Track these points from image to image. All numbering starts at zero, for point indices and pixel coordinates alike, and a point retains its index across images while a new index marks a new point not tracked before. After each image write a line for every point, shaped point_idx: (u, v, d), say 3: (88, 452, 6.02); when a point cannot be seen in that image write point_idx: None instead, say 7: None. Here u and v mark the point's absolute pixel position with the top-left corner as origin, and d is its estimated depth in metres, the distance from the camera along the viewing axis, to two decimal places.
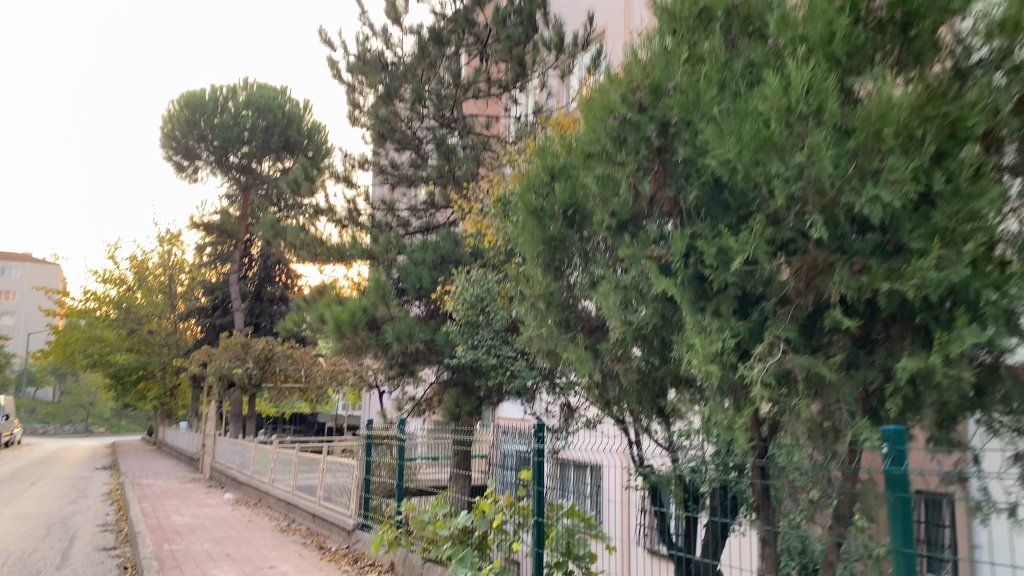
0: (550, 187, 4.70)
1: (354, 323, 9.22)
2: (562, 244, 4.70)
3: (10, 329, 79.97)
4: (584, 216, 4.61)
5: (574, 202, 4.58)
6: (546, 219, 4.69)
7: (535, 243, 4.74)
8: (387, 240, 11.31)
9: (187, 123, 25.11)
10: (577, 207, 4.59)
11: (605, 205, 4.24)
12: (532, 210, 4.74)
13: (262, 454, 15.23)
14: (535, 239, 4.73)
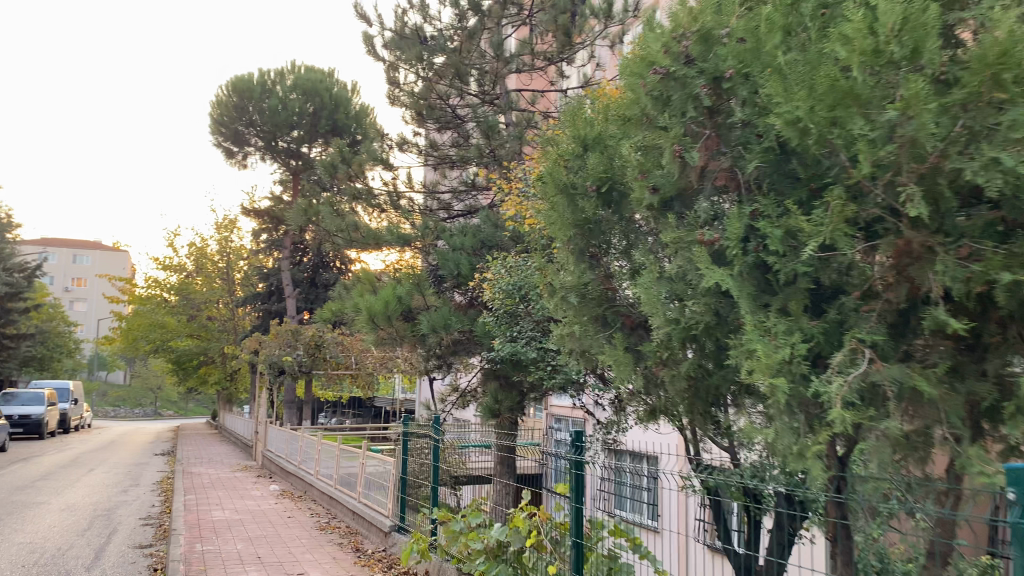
0: (583, 159, 4.09)
1: (387, 313, 8.68)
2: (599, 226, 4.09)
3: (83, 316, 82.59)
4: (622, 193, 3.98)
5: (610, 176, 3.95)
6: (578, 197, 4.06)
7: (565, 226, 4.10)
8: (426, 225, 10.63)
9: (236, 109, 25.01)
10: (614, 183, 3.94)
11: (644, 176, 3.54)
12: (561, 188, 4.10)
13: (307, 445, 14.95)
14: (565, 221, 4.09)
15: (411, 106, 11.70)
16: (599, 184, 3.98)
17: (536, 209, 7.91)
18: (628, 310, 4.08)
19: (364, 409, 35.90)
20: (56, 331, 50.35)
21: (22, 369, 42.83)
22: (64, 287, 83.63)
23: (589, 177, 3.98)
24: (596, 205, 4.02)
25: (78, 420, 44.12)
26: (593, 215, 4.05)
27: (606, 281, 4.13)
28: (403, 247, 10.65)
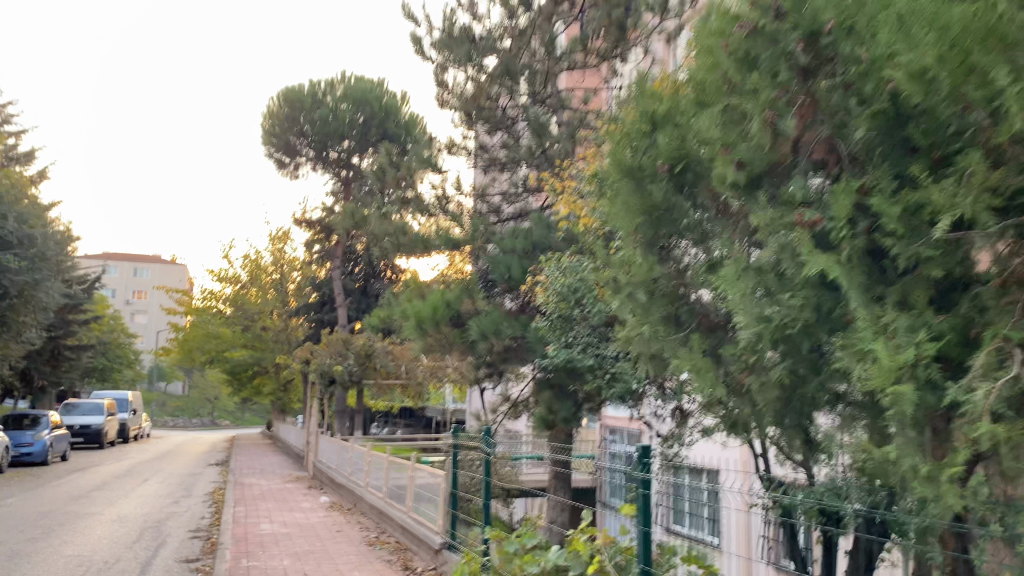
0: (652, 138, 3.63)
1: (436, 319, 8.37)
2: (669, 215, 3.63)
3: (144, 328, 84.58)
4: (697, 174, 3.52)
5: (685, 156, 3.49)
6: (646, 182, 3.63)
7: (631, 215, 3.65)
8: (476, 225, 10.40)
9: (287, 119, 24.82)
10: (689, 162, 3.50)
11: (728, 151, 3.13)
12: (626, 172, 3.65)
13: (357, 456, 14.66)
14: (632, 209, 3.64)
15: (459, 108, 11.38)
16: (671, 164, 3.55)
17: (591, 207, 7.43)
18: (704, 308, 3.72)
19: (415, 420, 35.72)
20: (116, 343, 51.37)
21: (83, 379, 43.72)
22: (126, 300, 85.73)
23: (659, 156, 3.53)
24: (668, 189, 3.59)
25: (136, 430, 44.85)
26: (664, 200, 3.60)
27: (677, 276, 3.75)
28: (452, 251, 10.43)
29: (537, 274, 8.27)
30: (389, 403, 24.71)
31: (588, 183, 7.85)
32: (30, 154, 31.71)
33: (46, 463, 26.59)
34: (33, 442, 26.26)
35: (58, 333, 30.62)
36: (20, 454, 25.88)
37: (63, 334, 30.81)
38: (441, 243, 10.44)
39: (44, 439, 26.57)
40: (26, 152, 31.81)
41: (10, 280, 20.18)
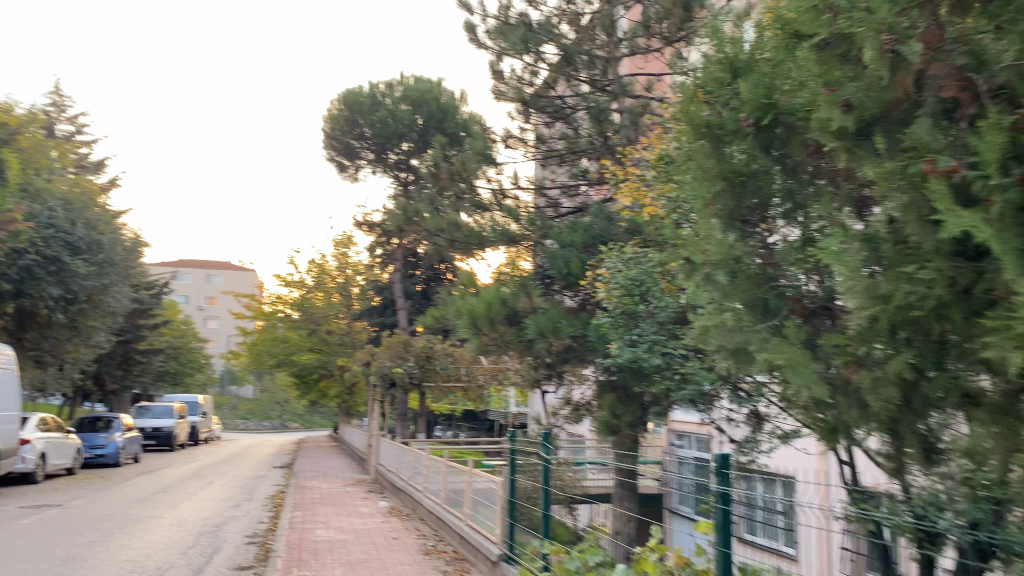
0: (733, 92, 3.91)
1: (490, 316, 7.91)
2: (752, 179, 3.84)
3: (215, 333, 86.40)
4: (786, 127, 3.73)
5: (769, 105, 3.69)
6: (726, 146, 3.87)
7: (709, 180, 3.88)
8: (537, 218, 10.03)
9: (347, 122, 24.83)
10: (778, 114, 3.69)
11: (832, 90, 3.28)
12: (708, 135, 3.91)
13: (415, 460, 14.35)
14: (709, 172, 3.88)
15: (516, 99, 10.80)
16: (755, 118, 3.76)
17: (658, 194, 6.81)
18: (797, 293, 3.77)
19: (477, 423, 35.37)
20: (187, 347, 52.40)
21: (155, 383, 44.70)
22: (199, 305, 87.82)
23: (743, 110, 3.76)
24: (750, 148, 3.80)
25: (207, 432, 45.65)
26: (747, 161, 3.80)
27: (767, 256, 3.85)
28: (509, 245, 10.02)
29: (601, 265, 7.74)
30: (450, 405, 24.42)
31: (653, 168, 7.25)
32: (101, 163, 32.45)
33: (118, 465, 27.09)
34: (106, 444, 26.81)
35: (129, 338, 31.26)
36: (94, 456, 26.45)
37: (134, 339, 31.44)
38: (497, 238, 10.01)
39: (117, 441, 27.11)
40: (97, 161, 32.56)
41: (79, 284, 20.49)
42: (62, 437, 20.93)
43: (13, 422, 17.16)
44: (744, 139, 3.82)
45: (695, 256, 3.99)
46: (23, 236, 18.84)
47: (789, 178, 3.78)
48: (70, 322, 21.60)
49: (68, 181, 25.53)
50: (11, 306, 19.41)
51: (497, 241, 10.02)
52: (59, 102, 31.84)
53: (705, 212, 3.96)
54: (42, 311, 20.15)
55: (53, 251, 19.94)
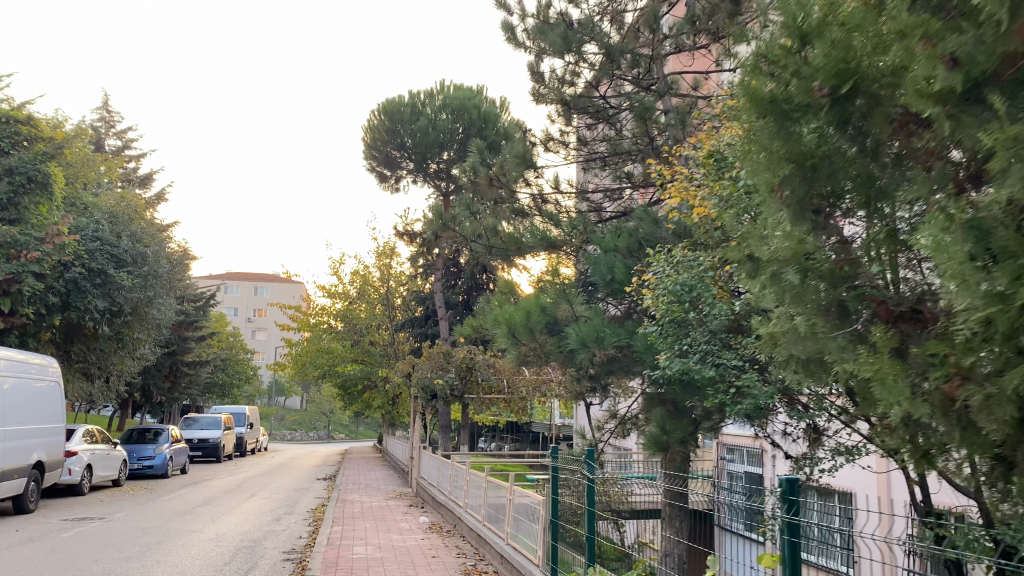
0: (805, 57, 3.36)
1: (529, 325, 7.53)
2: (826, 164, 3.38)
3: (262, 344, 87.51)
4: (868, 98, 3.20)
5: (845, 70, 3.20)
6: (795, 125, 3.40)
7: (777, 162, 3.44)
8: (578, 222, 9.40)
9: (387, 133, 23.94)
10: (859, 82, 3.20)
11: (933, 44, 2.86)
12: (773, 112, 3.41)
13: (456, 473, 13.97)
14: (776, 153, 3.44)
15: (556, 101, 10.34)
16: (828, 86, 3.25)
17: (708, 192, 6.52)
18: (880, 293, 3.39)
19: (521, 434, 34.89)
20: (235, 359, 52.92)
21: (203, 394, 45.18)
22: (247, 317, 88.96)
23: (816, 78, 3.26)
24: (823, 124, 3.33)
25: (254, 443, 45.93)
26: (820, 139, 3.35)
27: (842, 252, 3.52)
28: (548, 250, 9.35)
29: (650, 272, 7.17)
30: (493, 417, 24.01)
31: (704, 167, 6.76)
32: (148, 177, 32.90)
33: (165, 476, 27.27)
34: (154, 455, 27.04)
35: (176, 349, 31.56)
36: (143, 467, 26.67)
37: (181, 351, 31.73)
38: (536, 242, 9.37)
39: (165, 452, 27.30)
40: (144, 175, 33.02)
41: (124, 297, 20.61)
42: (108, 449, 21.06)
43: (59, 435, 17.30)
44: (818, 113, 3.33)
45: (762, 253, 3.62)
46: (69, 249, 19.02)
47: (869, 161, 3.30)
48: (116, 334, 21.76)
49: (114, 195, 25.86)
50: (58, 319, 19.59)
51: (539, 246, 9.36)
52: (108, 119, 32.40)
53: (769, 200, 3.54)
54: (87, 323, 20.33)
55: (98, 264, 20.09)
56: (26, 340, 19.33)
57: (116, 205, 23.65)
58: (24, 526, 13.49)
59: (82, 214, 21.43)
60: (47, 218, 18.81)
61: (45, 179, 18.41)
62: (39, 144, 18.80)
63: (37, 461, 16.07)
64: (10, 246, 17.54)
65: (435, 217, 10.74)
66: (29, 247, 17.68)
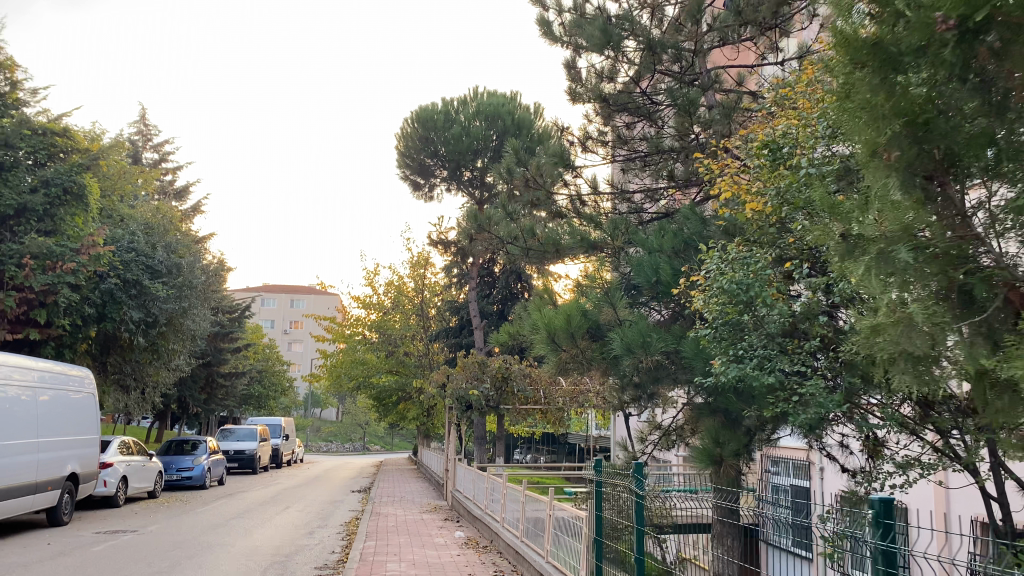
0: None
1: (570, 330, 7.07)
2: (941, 121, 3.00)
3: (298, 356, 87.91)
4: (1001, 38, 2.84)
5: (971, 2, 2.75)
6: (907, 75, 3.01)
7: (881, 118, 3.05)
8: (619, 222, 8.83)
9: (420, 140, 23.62)
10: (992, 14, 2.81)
11: None
12: (878, 61, 3.06)
13: (493, 486, 13.54)
14: (878, 109, 3.06)
15: (594, 98, 9.89)
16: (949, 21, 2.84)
17: (763, 185, 6.04)
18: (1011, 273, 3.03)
19: (557, 446, 34.30)
20: (271, 370, 53.05)
21: (240, 405, 45.33)
22: (283, 329, 89.58)
23: (939, 6, 2.82)
24: (937, 75, 2.93)
25: (289, 454, 45.95)
26: (933, 90, 2.96)
27: (961, 227, 3.15)
28: (591, 253, 8.82)
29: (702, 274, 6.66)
30: (529, 428, 23.54)
31: (759, 158, 6.27)
32: (184, 190, 33.09)
33: (203, 487, 27.22)
34: (192, 467, 26.99)
35: (212, 361, 31.61)
36: (182, 478, 26.63)
37: (217, 362, 31.77)
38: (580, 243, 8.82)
39: (202, 464, 27.25)
40: (180, 188, 33.22)
41: (159, 307, 20.56)
42: (143, 460, 20.98)
43: (94, 446, 17.21)
44: (939, 53, 2.90)
45: (865, 232, 3.21)
46: (105, 260, 19.03)
47: (994, 118, 2.96)
48: (151, 345, 21.74)
49: (150, 207, 25.93)
50: (94, 331, 19.55)
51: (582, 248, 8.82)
52: (145, 132, 32.71)
53: (869, 166, 3.13)
54: (123, 334, 20.30)
55: (133, 275, 20.05)
56: (62, 350, 19.30)
57: (151, 216, 23.71)
58: (57, 539, 13.34)
59: (118, 225, 21.49)
60: (83, 229, 18.85)
61: (80, 190, 18.45)
62: (75, 155, 18.87)
63: (71, 472, 15.94)
64: (46, 257, 17.56)
65: (469, 219, 10.34)
66: (65, 258, 17.69)
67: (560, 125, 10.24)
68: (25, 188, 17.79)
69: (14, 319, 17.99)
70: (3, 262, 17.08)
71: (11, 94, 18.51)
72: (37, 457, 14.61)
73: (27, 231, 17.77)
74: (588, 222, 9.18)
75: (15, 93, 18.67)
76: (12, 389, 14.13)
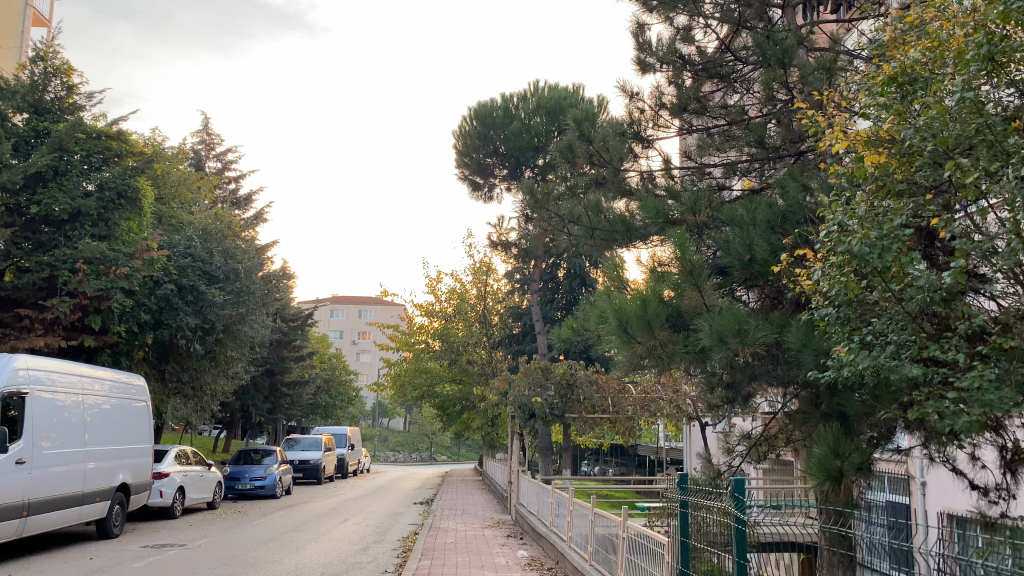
0: None
1: (647, 317, 5.84)
2: None
3: (366, 366, 88.19)
4: None
5: None
6: None
7: None
8: (699, 193, 7.55)
9: (480, 138, 22.57)
10: None
11: None
12: None
13: (559, 500, 12.41)
14: None
15: (668, 64, 8.78)
16: None
17: (896, 124, 4.93)
18: None
19: (626, 457, 32.72)
20: (337, 380, 52.81)
21: (306, 415, 45.12)
22: (352, 339, 90.12)
23: None
24: None
25: (355, 464, 45.49)
26: None
27: None
28: (666, 227, 7.52)
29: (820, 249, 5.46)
30: (597, 438, 22.21)
31: (882, 97, 5.08)
32: (246, 198, 32.90)
33: (271, 497, 26.81)
34: (266, 476, 26.60)
35: (275, 370, 31.29)
36: (253, 488, 26.22)
37: (279, 371, 31.44)
38: (658, 217, 7.52)
39: (275, 473, 26.83)
40: (244, 196, 33.13)
41: (215, 314, 20.05)
42: (201, 471, 20.48)
43: (146, 456, 16.66)
44: None
45: None
46: (159, 264, 18.60)
47: None
48: (209, 353, 21.30)
49: (208, 213, 25.59)
50: (150, 337, 19.14)
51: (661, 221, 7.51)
52: (208, 140, 32.69)
53: None
54: (179, 341, 19.86)
55: (189, 280, 19.60)
56: (119, 357, 18.96)
57: (210, 221, 23.35)
58: (100, 554, 12.74)
59: (175, 231, 21.14)
60: (137, 234, 18.48)
61: (134, 193, 18.14)
62: (129, 159, 18.55)
63: (121, 482, 15.39)
64: (99, 262, 17.21)
65: (526, 201, 9.26)
66: (118, 262, 17.32)
67: (629, 91, 8.98)
68: (79, 193, 17.51)
69: (70, 326, 17.70)
70: (56, 267, 16.79)
71: (67, 100, 18.28)
72: (84, 468, 14.02)
73: (81, 236, 17.45)
74: (664, 194, 7.97)
75: (71, 97, 18.44)
76: (58, 397, 13.60)
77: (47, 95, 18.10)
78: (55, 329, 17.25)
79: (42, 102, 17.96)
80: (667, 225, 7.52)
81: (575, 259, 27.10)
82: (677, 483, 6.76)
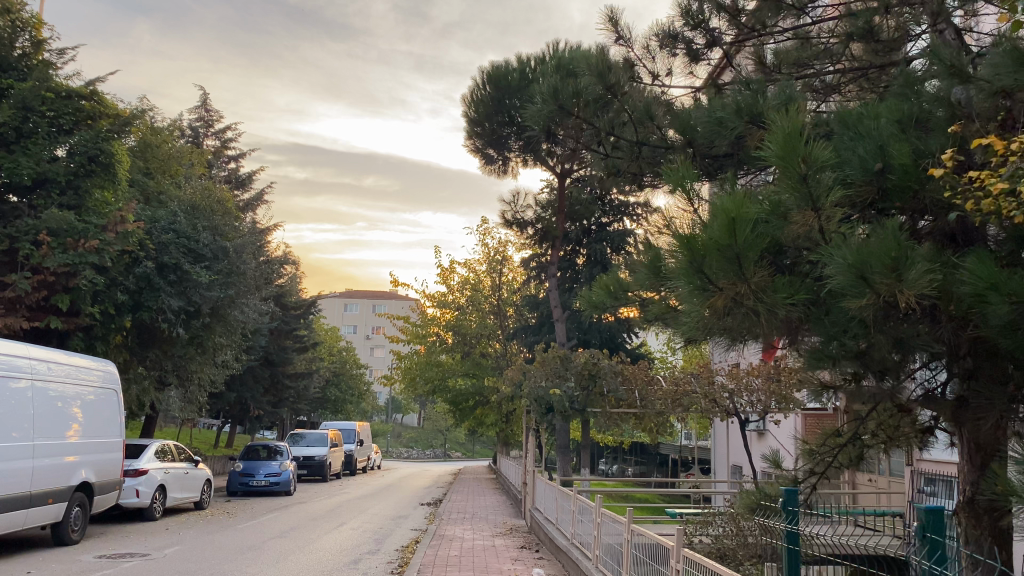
0: None
1: (738, 249, 3.78)
2: None
3: (380, 361, 86.51)
4: None
5: None
6: None
7: None
8: (790, 91, 5.53)
9: (494, 105, 20.43)
10: None
11: None
12: None
13: (584, 511, 10.38)
14: None
15: None
16: None
17: None
18: None
19: (647, 456, 30.74)
20: (346, 373, 51.08)
21: (313, 409, 43.32)
22: (366, 334, 88.66)
23: None
24: None
25: (365, 461, 43.67)
26: None
27: None
28: (749, 130, 5.47)
29: (1014, 139, 3.52)
30: (621, 435, 20.19)
31: None
32: (247, 178, 31.12)
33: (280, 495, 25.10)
34: (280, 472, 24.91)
35: (275, 360, 29.51)
36: (268, 485, 24.55)
37: (280, 361, 29.70)
38: (739, 122, 5.48)
39: (289, 469, 25.14)
40: (245, 177, 31.35)
41: (200, 295, 18.21)
42: (187, 468, 18.68)
43: (115, 451, 14.77)
44: None
45: None
46: (135, 239, 16.73)
47: None
48: (196, 338, 19.47)
49: (200, 188, 23.73)
50: (128, 321, 17.35)
51: (742, 129, 5.46)
52: (207, 118, 30.94)
53: None
54: (161, 325, 18.04)
55: (172, 258, 17.72)
56: (92, 343, 17.16)
57: (200, 197, 21.52)
58: (43, 567, 10.89)
59: (159, 207, 19.33)
60: (112, 206, 16.66)
61: (108, 159, 16.30)
62: (103, 122, 16.68)
63: (83, 481, 13.48)
64: (67, 234, 15.39)
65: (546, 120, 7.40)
66: (88, 235, 15.50)
67: None
68: (46, 157, 15.76)
69: (35, 306, 15.90)
70: (17, 240, 14.99)
71: (36, 56, 16.49)
72: (34, 463, 12.04)
73: (48, 205, 15.69)
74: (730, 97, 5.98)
75: (40, 54, 16.63)
76: (8, 380, 11.52)
77: (12, 51, 16.34)
78: (18, 309, 15.43)
79: (7, 59, 16.18)
80: (750, 132, 5.45)
81: (594, 244, 25.01)
82: (780, 506, 5.14)
